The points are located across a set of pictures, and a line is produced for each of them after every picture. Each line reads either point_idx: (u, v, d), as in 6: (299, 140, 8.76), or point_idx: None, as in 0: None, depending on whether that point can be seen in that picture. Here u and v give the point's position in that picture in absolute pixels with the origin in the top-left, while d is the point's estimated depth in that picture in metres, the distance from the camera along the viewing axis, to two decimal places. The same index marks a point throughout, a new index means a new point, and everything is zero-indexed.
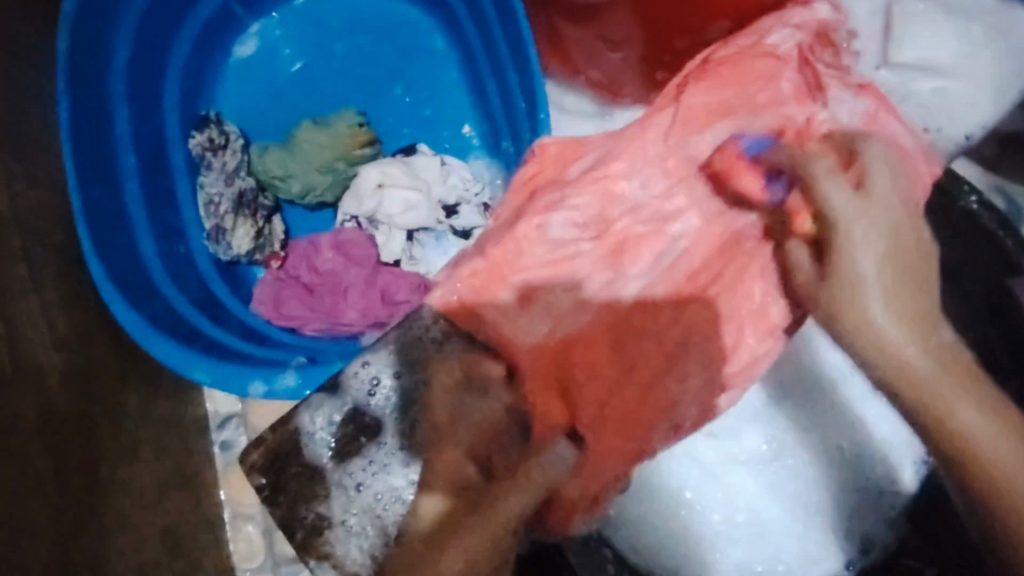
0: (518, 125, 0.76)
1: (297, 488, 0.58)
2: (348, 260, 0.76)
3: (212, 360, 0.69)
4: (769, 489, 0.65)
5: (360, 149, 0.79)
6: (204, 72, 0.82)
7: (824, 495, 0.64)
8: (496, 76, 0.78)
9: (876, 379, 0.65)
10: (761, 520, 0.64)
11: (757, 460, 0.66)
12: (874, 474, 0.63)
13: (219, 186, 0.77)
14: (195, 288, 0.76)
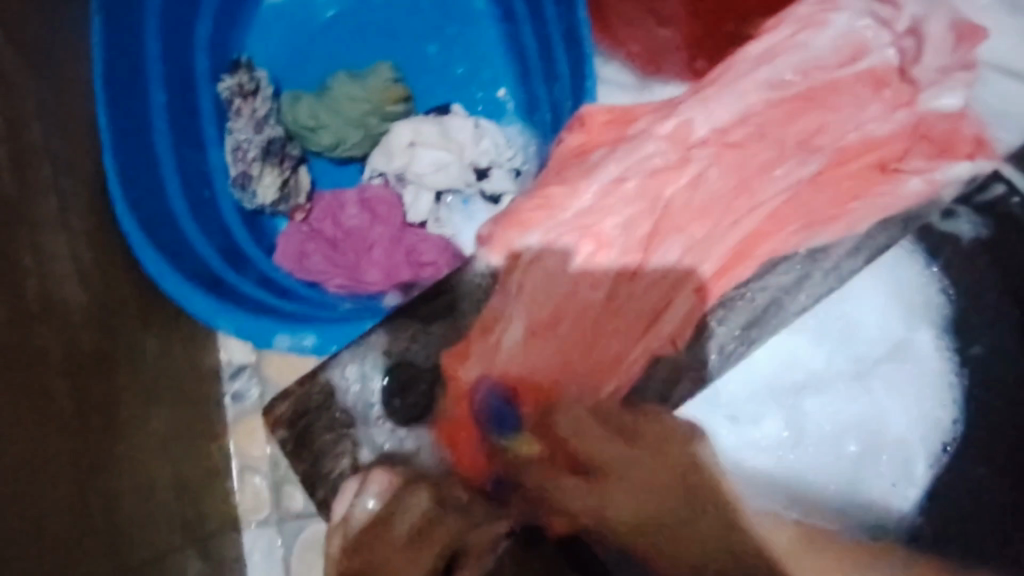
0: (558, 96, 0.75)
1: (320, 452, 0.63)
2: (373, 218, 0.76)
3: (240, 311, 0.68)
4: (793, 474, 0.50)
5: (394, 104, 0.77)
6: (238, 15, 0.80)
7: (842, 480, 0.49)
8: (538, 41, 0.76)
9: (913, 366, 0.50)
10: (804, 505, 0.49)
11: (778, 450, 0.51)
12: (888, 477, 0.49)
13: (249, 133, 0.75)
14: (221, 236, 0.74)
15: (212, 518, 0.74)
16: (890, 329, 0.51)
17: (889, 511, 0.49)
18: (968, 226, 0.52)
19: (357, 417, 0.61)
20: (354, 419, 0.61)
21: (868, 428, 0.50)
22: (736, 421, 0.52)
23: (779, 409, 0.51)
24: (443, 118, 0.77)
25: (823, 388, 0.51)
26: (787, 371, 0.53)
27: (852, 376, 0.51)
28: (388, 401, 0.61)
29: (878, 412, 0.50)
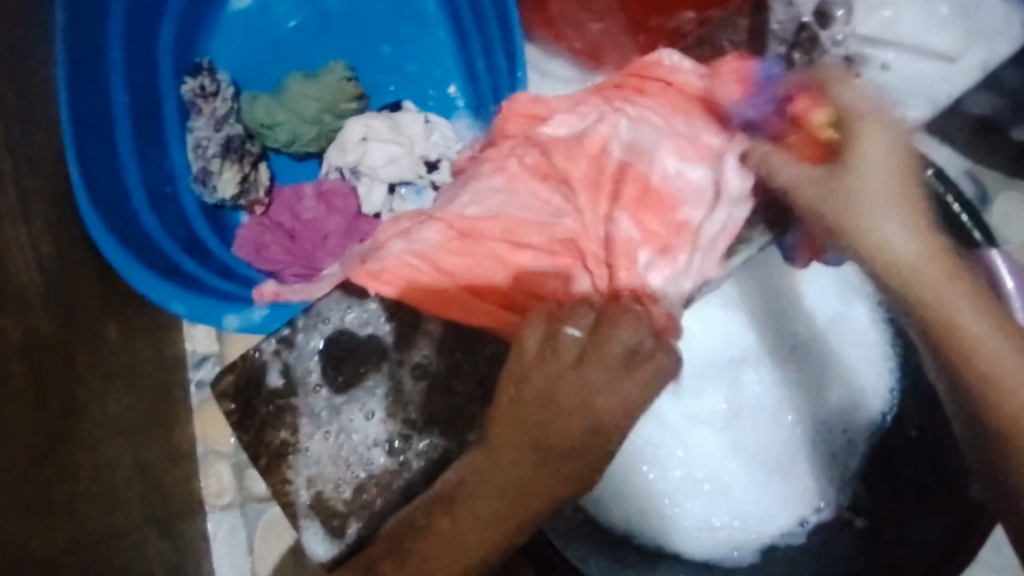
0: (499, 79, 0.79)
1: (268, 426, 0.61)
2: (329, 210, 0.79)
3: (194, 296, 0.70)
4: (733, 450, 0.64)
5: (348, 102, 0.80)
6: (201, 20, 0.84)
7: (791, 452, 0.64)
8: (482, 40, 0.80)
9: (843, 333, 0.65)
10: (722, 481, 0.63)
11: (716, 420, 0.64)
12: (840, 429, 0.63)
13: (209, 131, 0.79)
14: (181, 230, 0.78)
15: (175, 498, 0.78)
16: (819, 314, 0.66)
17: (840, 470, 0.63)
18: (887, 223, 0.44)
19: (304, 398, 0.61)
20: (301, 401, 0.61)
21: (812, 392, 0.65)
22: (649, 457, 0.63)
23: (719, 389, 0.65)
24: (394, 114, 0.80)
25: (767, 369, 0.65)
26: (730, 357, 0.65)
27: (791, 350, 0.66)
28: (330, 370, 0.61)
29: (818, 380, 0.65)
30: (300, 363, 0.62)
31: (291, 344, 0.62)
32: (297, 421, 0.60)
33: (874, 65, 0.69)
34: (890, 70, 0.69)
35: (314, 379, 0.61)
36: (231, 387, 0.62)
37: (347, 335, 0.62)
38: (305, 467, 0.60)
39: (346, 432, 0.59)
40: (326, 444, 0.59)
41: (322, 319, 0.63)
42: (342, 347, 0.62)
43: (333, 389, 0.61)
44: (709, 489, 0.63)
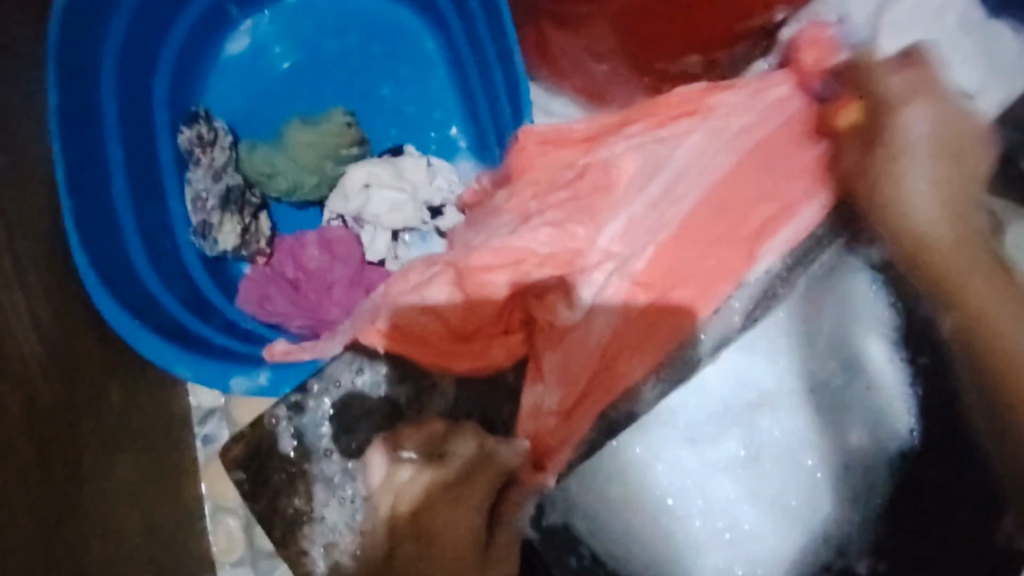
0: (501, 114, 0.77)
1: (279, 494, 0.60)
2: (333, 258, 0.78)
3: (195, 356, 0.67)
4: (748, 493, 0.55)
5: (348, 148, 0.79)
6: (196, 67, 0.82)
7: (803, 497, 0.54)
8: (484, 80, 0.79)
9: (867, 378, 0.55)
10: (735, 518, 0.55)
11: (733, 464, 0.56)
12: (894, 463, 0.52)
13: (207, 183, 0.77)
14: (182, 285, 0.76)
15: (183, 558, 0.75)
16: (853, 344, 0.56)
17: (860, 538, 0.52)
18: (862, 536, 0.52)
19: (317, 461, 0.60)
20: (319, 466, 0.60)
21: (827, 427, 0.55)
22: (674, 489, 0.56)
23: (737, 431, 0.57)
24: (395, 159, 0.79)
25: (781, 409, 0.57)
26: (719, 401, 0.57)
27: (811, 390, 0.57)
28: (342, 436, 0.61)
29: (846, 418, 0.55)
30: (309, 428, 0.61)
31: (306, 403, 0.61)
32: (310, 493, 0.60)
33: None
34: None
35: (325, 444, 0.61)
36: (239, 457, 0.62)
37: (362, 398, 0.62)
38: (320, 536, 0.59)
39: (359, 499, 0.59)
40: (344, 510, 0.59)
41: (338, 382, 0.62)
42: (353, 412, 0.61)
43: (346, 456, 0.60)
44: (732, 533, 0.55)
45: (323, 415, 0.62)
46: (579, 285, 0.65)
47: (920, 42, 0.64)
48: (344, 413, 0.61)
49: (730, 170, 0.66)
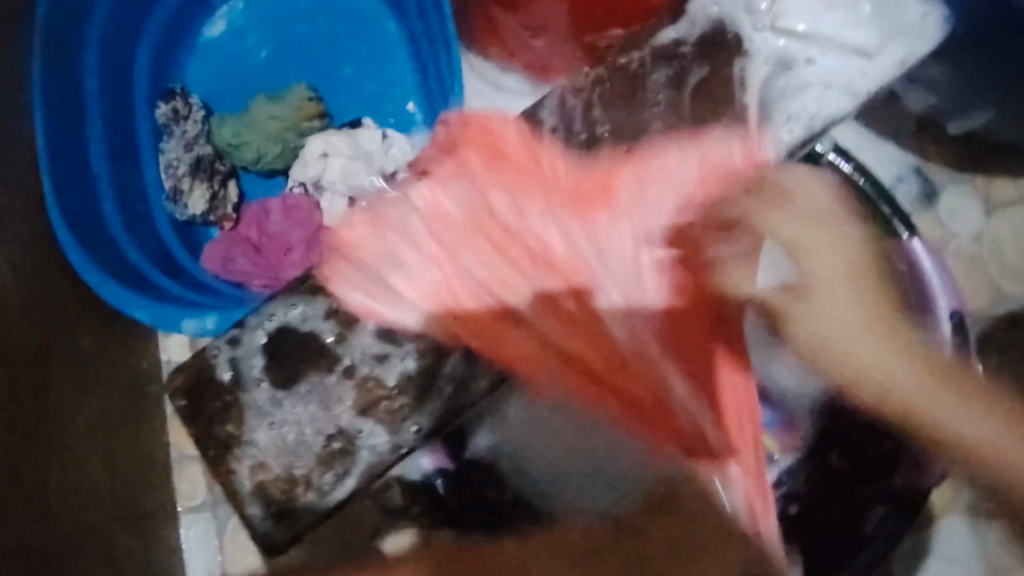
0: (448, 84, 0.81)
1: (216, 419, 0.66)
2: (292, 223, 0.83)
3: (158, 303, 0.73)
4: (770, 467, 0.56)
5: (310, 121, 0.84)
6: (175, 47, 0.88)
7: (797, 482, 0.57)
8: (433, 57, 0.84)
9: None
10: None
11: None
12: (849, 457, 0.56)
13: (178, 153, 0.83)
14: (153, 244, 0.82)
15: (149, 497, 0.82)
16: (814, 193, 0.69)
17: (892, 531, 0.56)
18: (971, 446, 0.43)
19: (251, 388, 0.66)
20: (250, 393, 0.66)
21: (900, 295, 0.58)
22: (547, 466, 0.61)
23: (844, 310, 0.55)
24: (353, 132, 0.84)
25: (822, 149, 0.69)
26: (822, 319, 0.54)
27: None
28: (274, 366, 0.66)
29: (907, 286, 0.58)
30: (244, 359, 0.66)
31: (242, 334, 0.67)
32: (244, 419, 0.66)
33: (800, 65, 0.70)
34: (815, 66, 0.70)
35: (256, 373, 0.66)
36: (181, 388, 0.67)
37: (292, 333, 0.67)
38: (250, 456, 0.65)
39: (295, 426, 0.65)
40: (273, 433, 0.65)
41: (271, 316, 0.67)
42: (287, 342, 0.67)
43: (279, 385, 0.66)
44: None
45: (256, 346, 0.67)
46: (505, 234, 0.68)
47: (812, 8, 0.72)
48: (277, 344, 0.66)
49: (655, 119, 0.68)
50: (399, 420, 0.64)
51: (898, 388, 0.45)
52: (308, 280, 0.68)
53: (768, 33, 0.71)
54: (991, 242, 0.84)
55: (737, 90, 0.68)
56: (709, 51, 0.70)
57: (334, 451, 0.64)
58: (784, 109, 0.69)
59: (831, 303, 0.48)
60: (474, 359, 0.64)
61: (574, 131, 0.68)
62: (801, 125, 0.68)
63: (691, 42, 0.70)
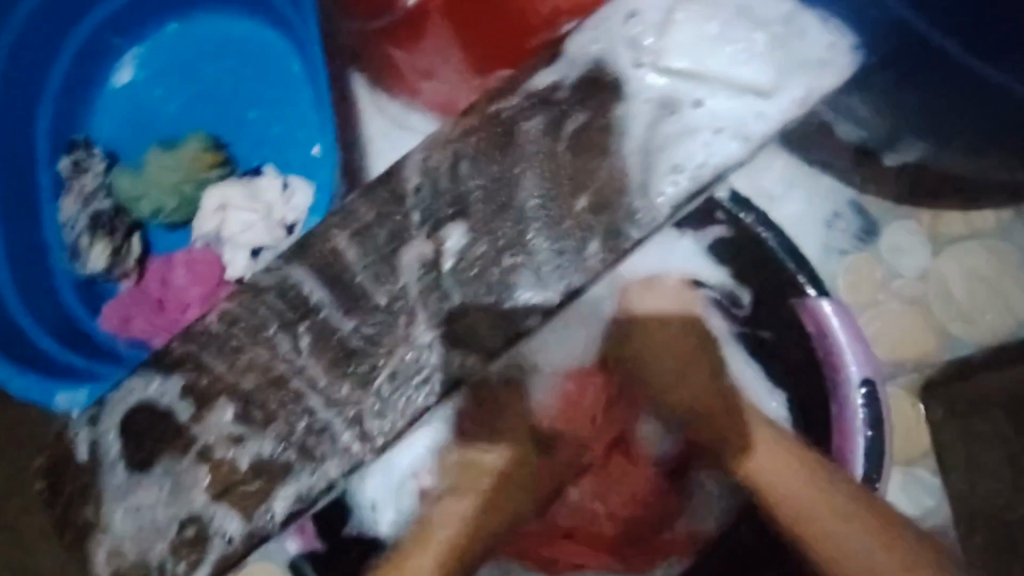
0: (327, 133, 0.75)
1: (78, 500, 0.64)
2: (194, 280, 0.79)
3: (31, 375, 0.70)
4: None
5: (210, 170, 0.81)
6: (82, 96, 0.86)
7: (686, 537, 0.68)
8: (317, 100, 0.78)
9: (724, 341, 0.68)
10: None
11: None
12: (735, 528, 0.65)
13: (76, 209, 0.82)
14: (49, 307, 0.81)
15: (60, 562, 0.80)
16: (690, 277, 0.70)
17: None
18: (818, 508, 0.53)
19: (110, 468, 0.63)
20: (111, 473, 0.63)
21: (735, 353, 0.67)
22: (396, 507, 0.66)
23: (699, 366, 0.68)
24: (252, 181, 0.81)
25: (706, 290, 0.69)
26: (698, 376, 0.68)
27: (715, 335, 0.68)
28: (131, 446, 0.63)
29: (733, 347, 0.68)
30: (104, 437, 0.64)
31: (103, 410, 0.64)
32: (106, 501, 0.63)
33: (686, 106, 0.62)
34: (705, 107, 0.62)
35: (115, 452, 0.63)
36: (47, 466, 0.65)
37: (150, 409, 0.63)
38: (110, 540, 0.63)
39: (153, 511, 0.62)
40: (132, 516, 0.62)
41: (132, 392, 0.64)
42: (145, 420, 0.63)
43: (137, 465, 0.63)
44: None
45: (115, 425, 0.64)
46: (369, 304, 0.63)
47: (699, 43, 0.62)
48: (135, 423, 0.63)
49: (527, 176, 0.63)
50: (253, 507, 0.61)
51: (798, 500, 0.53)
52: (168, 354, 0.64)
53: (649, 72, 0.63)
54: (937, 282, 0.81)
55: (615, 138, 0.62)
56: (586, 94, 0.64)
57: (187, 537, 0.61)
58: (670, 157, 0.62)
59: (751, 431, 0.58)
60: (331, 440, 0.61)
61: (441, 190, 0.64)
62: (687, 179, 0.61)
63: (570, 84, 0.64)
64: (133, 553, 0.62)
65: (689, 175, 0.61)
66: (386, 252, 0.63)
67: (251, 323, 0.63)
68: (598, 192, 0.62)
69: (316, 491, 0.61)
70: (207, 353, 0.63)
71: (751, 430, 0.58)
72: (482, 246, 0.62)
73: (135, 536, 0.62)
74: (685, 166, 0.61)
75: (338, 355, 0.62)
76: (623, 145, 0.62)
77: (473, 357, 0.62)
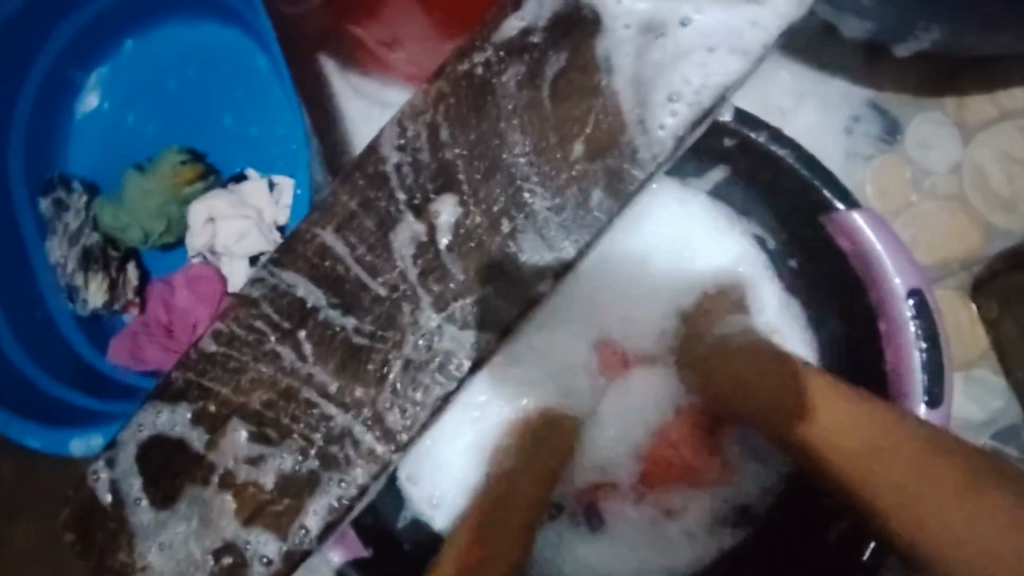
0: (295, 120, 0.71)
1: (106, 547, 0.61)
2: (198, 299, 0.76)
3: (38, 425, 0.69)
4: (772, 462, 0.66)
5: (190, 185, 0.77)
6: (51, 133, 0.83)
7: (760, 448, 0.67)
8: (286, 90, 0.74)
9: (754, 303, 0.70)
10: None
11: None
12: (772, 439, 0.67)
13: (66, 247, 0.79)
14: (53, 353, 0.79)
15: None
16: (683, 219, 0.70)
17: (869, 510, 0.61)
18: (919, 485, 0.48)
19: (134, 509, 0.60)
20: (134, 513, 0.60)
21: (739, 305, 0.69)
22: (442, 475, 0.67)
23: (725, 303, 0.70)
24: (235, 189, 0.77)
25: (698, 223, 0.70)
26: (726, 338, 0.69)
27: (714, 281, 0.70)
28: (153, 482, 0.60)
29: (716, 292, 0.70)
30: (123, 476, 0.61)
31: (117, 451, 0.61)
32: (134, 542, 0.60)
33: (673, 27, 0.57)
34: (694, 26, 0.57)
35: (136, 492, 0.60)
36: (69, 517, 0.62)
37: (166, 442, 0.61)
38: None
39: (184, 544, 0.59)
40: (164, 554, 0.59)
41: (146, 428, 0.61)
42: (163, 452, 0.61)
43: (161, 500, 0.60)
44: None
45: (132, 465, 0.61)
46: (372, 296, 0.59)
47: None
48: (152, 456, 0.61)
49: (515, 132, 0.59)
50: (286, 524, 0.58)
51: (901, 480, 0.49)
52: (170, 386, 0.61)
53: None
54: (971, 171, 0.75)
55: (601, 76, 0.58)
56: (562, 34, 0.59)
57: (225, 567, 0.58)
58: (666, 85, 0.57)
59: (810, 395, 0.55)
60: (353, 444, 0.58)
61: (423, 163, 0.60)
62: (692, 103, 0.56)
63: (543, 27, 0.59)
64: None
65: (691, 98, 0.56)
66: (380, 239, 0.60)
67: (249, 337, 0.60)
68: (595, 134, 0.57)
69: (338, 513, 0.58)
70: (211, 377, 0.60)
71: (869, 425, 0.52)
72: (476, 215, 0.59)
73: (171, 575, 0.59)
74: (684, 91, 0.56)
75: (344, 357, 0.59)
76: (615, 78, 0.58)
77: (485, 336, 0.58)
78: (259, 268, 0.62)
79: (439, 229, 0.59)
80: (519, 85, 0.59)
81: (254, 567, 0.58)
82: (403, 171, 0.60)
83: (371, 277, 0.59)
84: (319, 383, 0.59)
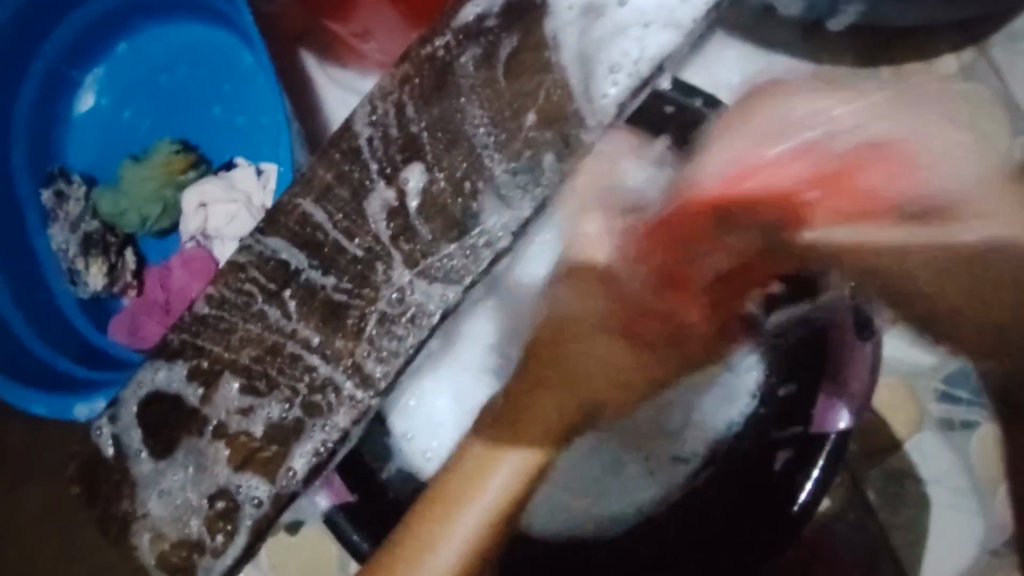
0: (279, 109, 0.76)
1: (110, 496, 0.66)
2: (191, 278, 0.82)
3: (44, 395, 0.74)
4: None
5: (184, 173, 0.83)
6: (52, 130, 0.89)
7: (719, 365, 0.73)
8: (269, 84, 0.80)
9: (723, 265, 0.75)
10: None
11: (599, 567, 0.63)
12: None
13: (68, 235, 0.84)
14: (57, 334, 0.84)
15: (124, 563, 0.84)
16: None
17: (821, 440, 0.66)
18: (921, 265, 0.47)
19: (135, 459, 0.66)
20: (135, 463, 0.65)
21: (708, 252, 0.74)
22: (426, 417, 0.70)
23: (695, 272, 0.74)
24: (225, 176, 0.83)
25: None
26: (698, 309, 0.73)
27: None
28: (151, 435, 0.66)
29: None
30: (125, 429, 0.66)
31: (119, 406, 0.67)
32: (135, 488, 0.65)
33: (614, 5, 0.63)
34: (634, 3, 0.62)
35: (136, 444, 0.66)
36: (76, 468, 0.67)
37: (164, 397, 0.66)
38: (146, 528, 0.65)
39: (181, 490, 0.64)
40: (162, 500, 0.64)
41: (144, 385, 0.66)
42: (160, 407, 0.66)
43: (160, 450, 0.65)
44: None
45: (132, 420, 0.66)
46: (349, 258, 0.64)
47: None
48: (151, 411, 0.66)
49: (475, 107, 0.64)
50: (275, 469, 0.63)
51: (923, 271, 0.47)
52: (166, 346, 0.66)
53: None
54: None
55: (551, 53, 0.63)
56: (515, 17, 0.64)
57: (219, 510, 0.64)
58: (609, 58, 0.62)
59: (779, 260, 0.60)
60: (334, 393, 0.63)
61: (392, 137, 0.65)
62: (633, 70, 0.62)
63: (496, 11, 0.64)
64: (169, 534, 0.64)
65: (632, 67, 0.62)
66: (355, 206, 0.65)
67: (238, 300, 0.65)
68: (548, 105, 0.63)
69: (324, 456, 0.63)
70: (203, 338, 0.65)
71: None
72: (442, 182, 0.64)
73: (170, 517, 0.64)
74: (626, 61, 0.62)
75: (326, 314, 0.64)
76: (565, 53, 0.63)
77: (452, 291, 0.63)
78: (246, 236, 0.67)
79: (408, 195, 0.64)
80: (477, 65, 0.64)
81: (246, 507, 0.63)
82: (373, 145, 0.65)
83: (348, 241, 0.65)
84: (302, 339, 0.64)
